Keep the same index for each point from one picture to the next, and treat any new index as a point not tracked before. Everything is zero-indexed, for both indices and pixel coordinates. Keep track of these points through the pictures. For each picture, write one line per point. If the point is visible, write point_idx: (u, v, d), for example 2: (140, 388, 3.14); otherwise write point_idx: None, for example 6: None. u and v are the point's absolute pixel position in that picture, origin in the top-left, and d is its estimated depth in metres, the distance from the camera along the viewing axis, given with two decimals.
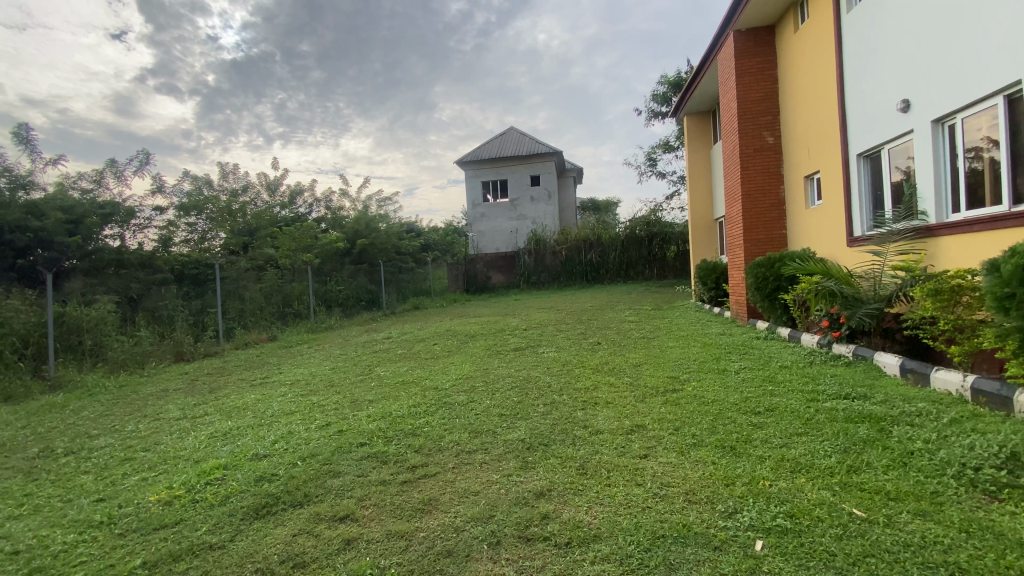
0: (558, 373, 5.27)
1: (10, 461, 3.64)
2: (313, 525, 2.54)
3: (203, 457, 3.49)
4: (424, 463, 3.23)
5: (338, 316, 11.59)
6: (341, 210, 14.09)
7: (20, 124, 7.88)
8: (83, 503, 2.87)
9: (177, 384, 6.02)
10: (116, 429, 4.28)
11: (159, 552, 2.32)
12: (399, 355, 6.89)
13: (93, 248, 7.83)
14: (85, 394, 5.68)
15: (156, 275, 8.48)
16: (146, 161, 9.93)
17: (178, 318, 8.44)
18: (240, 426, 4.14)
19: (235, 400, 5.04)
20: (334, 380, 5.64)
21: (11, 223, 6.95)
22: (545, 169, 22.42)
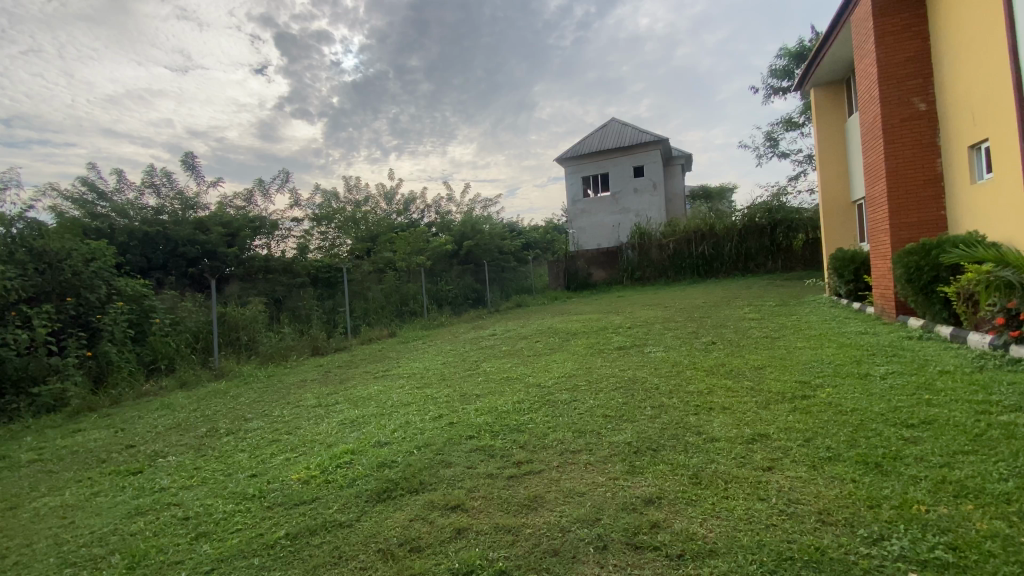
0: (667, 375, 5.00)
1: (187, 437, 4.38)
2: (428, 512, 2.69)
3: (334, 442, 3.89)
4: (529, 460, 3.26)
5: (448, 314, 12.18)
6: (449, 213, 14.84)
7: (189, 154, 9.46)
8: (240, 477, 3.35)
9: (313, 375, 6.78)
10: (266, 414, 4.95)
11: (298, 525, 2.62)
12: (504, 352, 7.06)
13: (247, 256, 9.34)
14: (242, 382, 6.63)
15: (296, 279, 9.66)
16: (285, 179, 11.32)
17: (314, 316, 9.46)
18: (365, 414, 4.54)
19: (361, 390, 5.55)
20: (445, 375, 5.95)
21: (184, 238, 8.62)
22: (649, 158, 21.49)
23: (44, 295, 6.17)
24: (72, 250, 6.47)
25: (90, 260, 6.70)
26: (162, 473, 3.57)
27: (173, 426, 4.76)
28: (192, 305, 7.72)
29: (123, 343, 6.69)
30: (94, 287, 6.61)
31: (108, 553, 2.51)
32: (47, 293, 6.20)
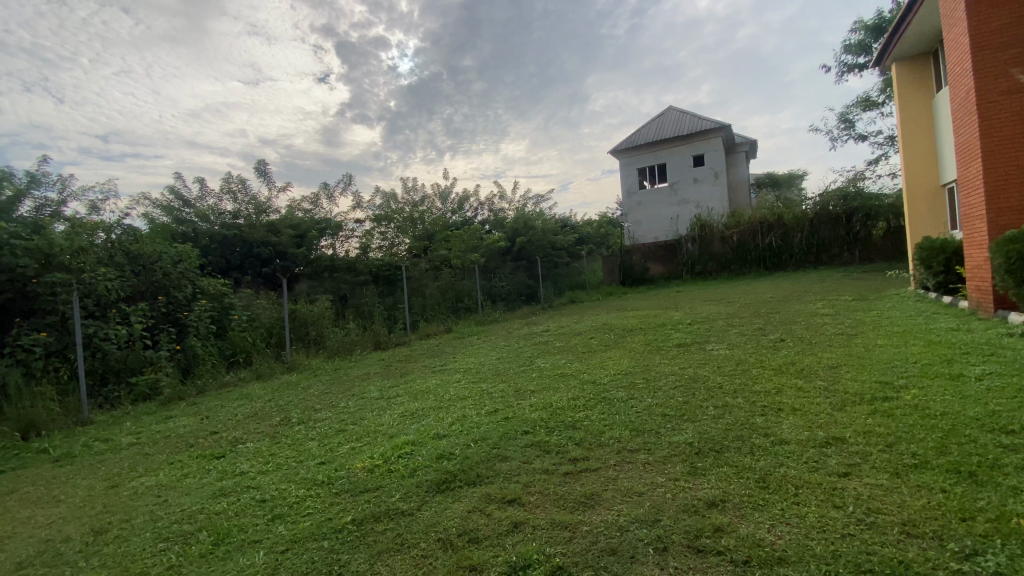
0: (730, 373, 4.79)
1: (263, 425, 4.70)
2: (485, 505, 2.74)
3: (395, 433, 4.04)
4: (585, 457, 3.23)
5: (502, 310, 12.26)
6: (502, 210, 14.95)
7: (261, 162, 10.13)
8: (310, 464, 3.55)
9: (375, 369, 7.07)
10: (333, 404, 5.22)
11: (364, 512, 2.74)
12: (558, 348, 7.04)
13: (314, 256, 9.87)
14: (312, 375, 7.03)
15: (359, 277, 10.10)
16: (348, 182, 11.86)
17: (376, 312, 9.83)
18: (424, 407, 4.68)
19: (420, 384, 5.73)
20: (500, 370, 6.01)
21: (258, 240, 9.26)
22: (709, 147, 20.61)
23: (140, 294, 6.86)
24: (162, 253, 7.14)
25: (177, 261, 7.37)
26: (241, 458, 3.86)
27: (251, 414, 5.13)
28: (266, 302, 8.26)
29: (207, 337, 7.28)
30: (181, 286, 7.27)
31: (196, 530, 2.75)
32: (142, 292, 6.88)
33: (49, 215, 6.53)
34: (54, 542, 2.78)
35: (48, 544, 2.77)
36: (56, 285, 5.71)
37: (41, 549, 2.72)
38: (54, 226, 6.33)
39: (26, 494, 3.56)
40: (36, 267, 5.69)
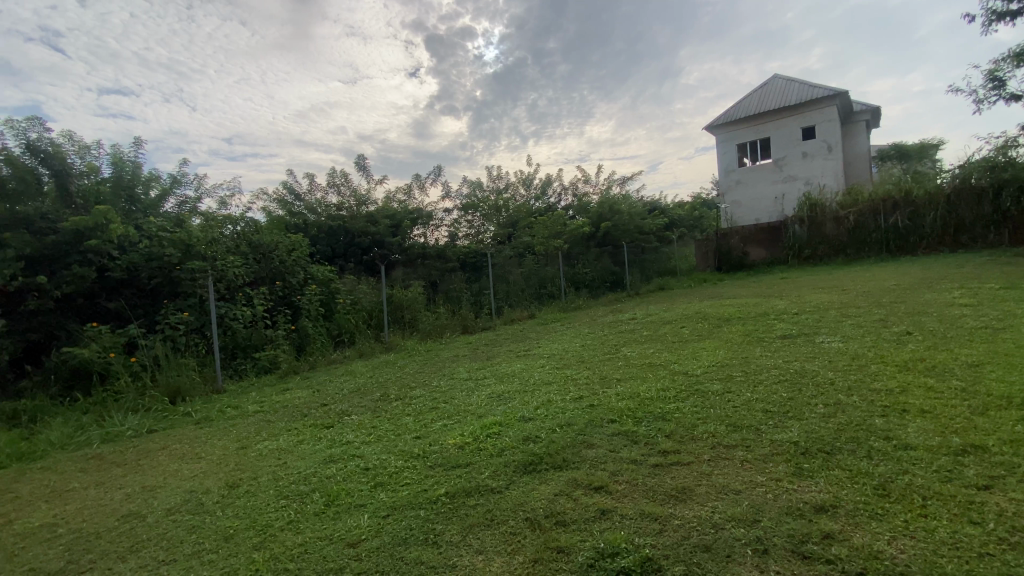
0: (844, 369, 4.34)
1: (365, 400, 5.11)
2: (573, 489, 2.75)
3: (483, 413, 4.18)
4: (676, 450, 3.12)
5: (586, 297, 12.07)
6: (587, 195, 14.67)
7: (360, 157, 10.86)
8: (407, 438, 3.79)
9: (463, 351, 7.34)
10: (426, 383, 5.53)
11: (456, 486, 2.88)
12: (646, 336, 6.83)
13: (408, 244, 10.46)
14: (406, 355, 7.46)
15: (448, 264, 10.52)
16: (437, 173, 12.35)
17: (463, 298, 10.17)
18: (511, 390, 4.79)
19: (507, 367, 5.87)
20: (585, 357, 5.97)
21: (359, 229, 9.99)
22: (821, 117, 18.62)
23: (261, 279, 7.70)
24: (278, 243, 7.95)
25: (291, 250, 8.17)
26: (347, 429, 4.22)
27: (355, 389, 5.60)
28: (366, 287, 8.90)
29: (317, 319, 8.01)
30: (294, 272, 8.05)
31: (311, 491, 3.06)
32: (263, 277, 7.72)
33: (188, 210, 7.55)
34: (198, 491, 3.25)
35: (195, 493, 3.24)
36: (194, 271, 6.67)
37: (189, 496, 3.19)
38: (192, 220, 7.31)
39: (177, 449, 4.18)
40: (178, 255, 6.62)
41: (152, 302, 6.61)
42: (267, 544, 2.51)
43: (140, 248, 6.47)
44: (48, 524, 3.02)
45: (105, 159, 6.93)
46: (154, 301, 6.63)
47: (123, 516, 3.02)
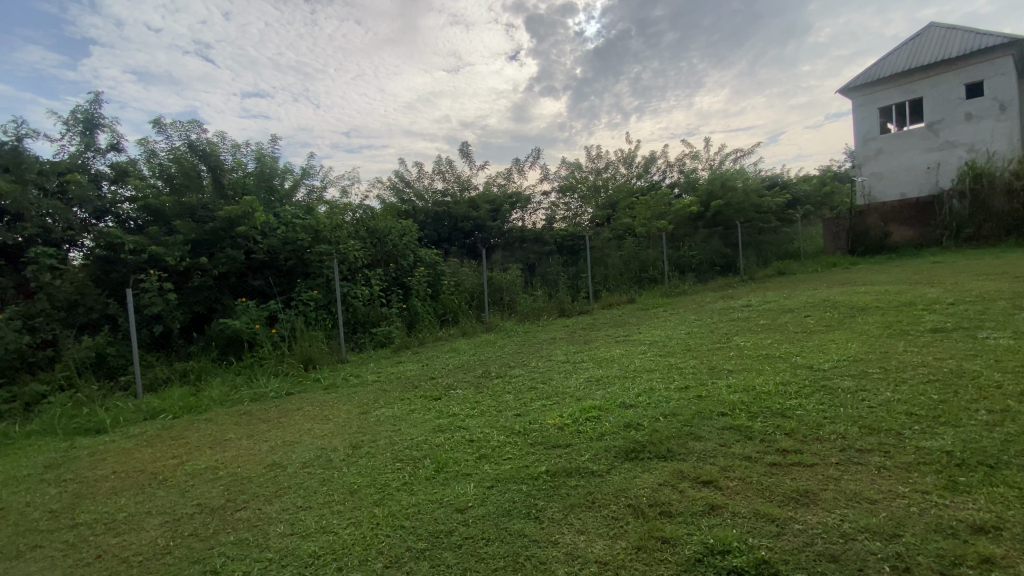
0: (1016, 371, 3.64)
1: (469, 375, 5.36)
2: (677, 480, 2.65)
3: (582, 396, 4.17)
4: (796, 450, 2.86)
5: (692, 281, 11.32)
6: (695, 171, 13.72)
7: (463, 143, 11.29)
8: (508, 415, 3.91)
9: (561, 334, 7.35)
10: (525, 364, 5.64)
11: (557, 466, 2.92)
12: (761, 325, 6.30)
13: (506, 229, 10.83)
14: (505, 336, 7.66)
15: (546, 248, 10.57)
16: (536, 156, 12.40)
17: (561, 281, 10.13)
18: (612, 375, 4.72)
19: (606, 351, 5.79)
20: (691, 345, 5.67)
21: (462, 214, 10.46)
22: (993, 70, 15.50)
23: (376, 262, 8.35)
24: (391, 229, 8.51)
25: (402, 235, 8.73)
26: (453, 402, 4.46)
27: (459, 365, 5.90)
28: (468, 270, 9.26)
29: (424, 299, 8.50)
30: (405, 255, 8.62)
31: (421, 457, 3.30)
32: (378, 259, 8.37)
33: (315, 199, 8.40)
34: (327, 449, 3.66)
35: (324, 450, 3.65)
36: (321, 254, 7.44)
37: (320, 453, 3.60)
38: (319, 208, 8.11)
39: (310, 411, 4.73)
40: (308, 239, 7.42)
41: (287, 281, 7.48)
42: (386, 501, 2.75)
43: (277, 233, 7.33)
44: (212, 466, 3.60)
45: (249, 155, 7.91)
46: (289, 280, 7.50)
47: (268, 465, 3.50)
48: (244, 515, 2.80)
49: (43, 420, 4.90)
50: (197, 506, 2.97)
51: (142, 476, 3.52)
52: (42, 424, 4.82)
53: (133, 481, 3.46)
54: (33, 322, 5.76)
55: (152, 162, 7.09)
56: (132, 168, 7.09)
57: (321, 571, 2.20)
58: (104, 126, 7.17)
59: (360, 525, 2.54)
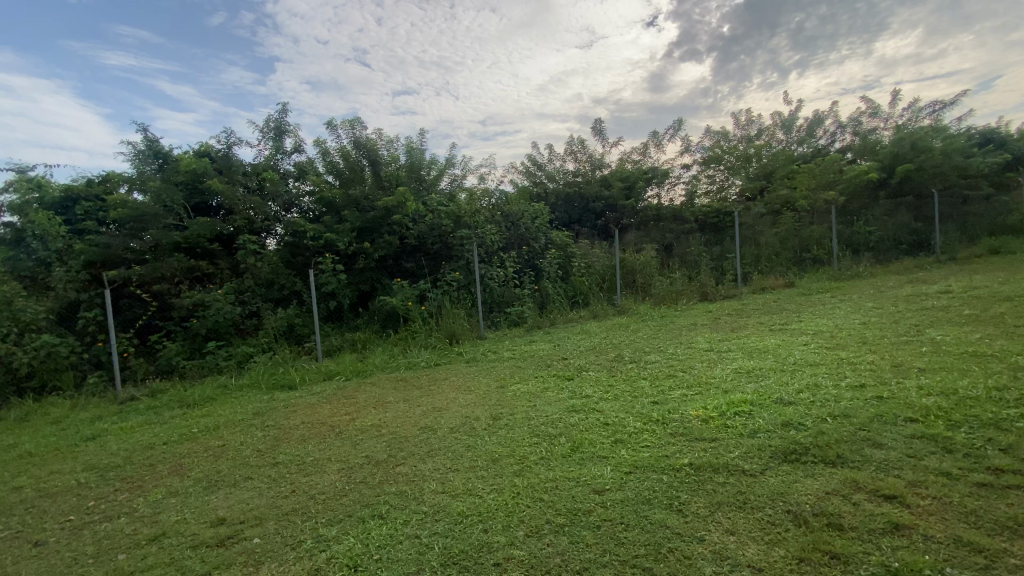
0: None
1: (601, 359, 5.30)
2: (849, 491, 2.32)
3: (730, 389, 3.85)
4: (1017, 470, 2.30)
5: (868, 261, 9.63)
6: (873, 131, 11.61)
7: (597, 120, 11.10)
8: (645, 402, 3.78)
9: (703, 320, 6.87)
10: (662, 350, 5.40)
11: (701, 459, 2.75)
12: (965, 317, 5.14)
13: (641, 207, 10.46)
14: (640, 320, 7.41)
15: (685, 227, 10.10)
16: (676, 127, 11.66)
17: (703, 262, 9.41)
18: (764, 367, 4.28)
19: (756, 341, 5.27)
20: (866, 337, 4.88)
21: (594, 194, 10.36)
22: None
23: (510, 244, 8.64)
24: (525, 212, 8.69)
25: (535, 218, 8.87)
26: (586, 384, 4.44)
27: (591, 347, 5.87)
28: (600, 252, 9.16)
29: (556, 280, 8.58)
30: (538, 238, 8.76)
31: (558, 435, 3.36)
32: (512, 242, 8.65)
33: (457, 185, 8.95)
34: (471, 418, 3.92)
35: (468, 419, 3.92)
36: (462, 237, 7.97)
37: (464, 421, 3.88)
38: (460, 195, 8.64)
39: (454, 382, 5.12)
40: (451, 225, 8.00)
41: (433, 263, 8.12)
42: (525, 474, 2.86)
43: (425, 220, 8.00)
44: (376, 424, 4.10)
45: (401, 149, 8.67)
46: (434, 262, 8.14)
47: (421, 427, 3.87)
48: (402, 470, 3.15)
49: (252, 375, 6.04)
50: (364, 458, 3.42)
51: (323, 428, 4.16)
52: (252, 379, 5.95)
53: (316, 432, 4.09)
54: (243, 296, 7.09)
55: (326, 160, 8.20)
56: (310, 166, 8.26)
57: (469, 530, 2.38)
58: (289, 132, 8.45)
59: (502, 493, 2.68)
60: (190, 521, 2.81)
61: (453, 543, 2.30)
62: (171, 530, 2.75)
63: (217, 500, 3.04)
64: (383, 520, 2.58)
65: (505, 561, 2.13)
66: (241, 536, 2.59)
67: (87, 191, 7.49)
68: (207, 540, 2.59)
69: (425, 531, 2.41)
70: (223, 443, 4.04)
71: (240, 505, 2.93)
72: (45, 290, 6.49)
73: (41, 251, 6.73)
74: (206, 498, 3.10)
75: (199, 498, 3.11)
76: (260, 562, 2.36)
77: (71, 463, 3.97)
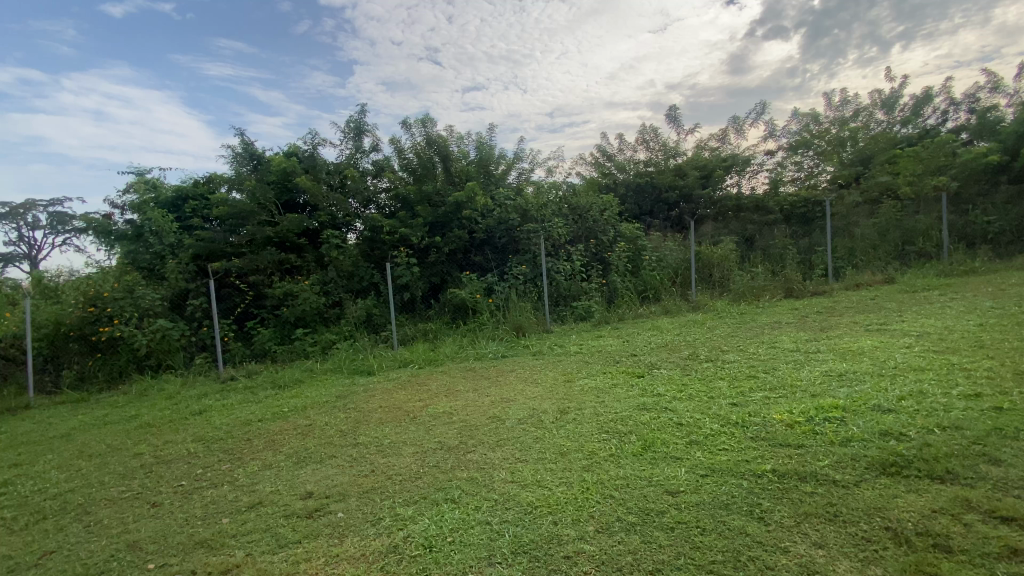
0: None
1: (674, 356, 5.11)
2: (960, 510, 2.08)
3: (820, 393, 3.57)
4: None
5: (986, 255, 8.51)
6: (996, 107, 10.21)
7: (671, 107, 10.68)
8: (723, 403, 3.61)
9: (788, 318, 6.42)
10: (740, 348, 5.12)
11: (786, 466, 2.58)
12: None
13: (719, 197, 9.97)
14: (717, 316, 7.07)
15: (768, 218, 9.53)
16: (759, 111, 10.95)
17: (787, 256, 8.79)
18: (858, 370, 3.94)
19: (849, 342, 4.85)
20: (984, 340, 4.33)
21: (667, 184, 9.98)
22: None
23: (578, 238, 8.55)
24: (593, 204, 8.55)
25: (603, 210, 8.71)
26: (658, 382, 4.31)
27: (664, 344, 5.69)
28: (673, 245, 8.83)
29: (626, 275, 8.38)
30: (607, 231, 8.61)
31: (628, 432, 3.29)
32: (579, 236, 8.55)
33: (525, 179, 8.98)
34: (539, 410, 3.95)
35: (536, 411, 3.95)
36: (529, 231, 8.00)
37: (532, 413, 3.91)
38: (528, 188, 8.66)
39: (522, 374, 5.18)
40: (518, 219, 8.05)
41: (501, 256, 8.23)
42: (595, 469, 2.84)
43: (493, 214, 8.13)
44: (447, 411, 4.24)
45: (471, 144, 8.83)
46: (502, 256, 8.24)
47: (490, 417, 3.96)
48: (474, 457, 3.24)
49: (334, 361, 6.46)
50: (437, 443, 3.55)
51: (398, 413, 4.37)
52: (334, 364, 6.36)
53: (392, 416, 4.31)
54: (326, 287, 7.59)
55: (400, 157, 8.54)
56: (386, 164, 8.62)
57: (539, 520, 2.40)
58: (367, 132, 8.87)
59: (571, 486, 2.68)
60: (283, 492, 3.07)
61: (523, 532, 2.33)
62: (267, 499, 3.01)
63: (306, 475, 3.30)
64: (455, 504, 2.67)
65: (575, 554, 2.13)
66: (327, 509, 2.79)
67: (194, 191, 8.32)
68: (297, 511, 2.81)
69: (496, 519, 2.47)
70: (310, 423, 4.36)
71: (324, 481, 3.16)
72: (160, 280, 7.33)
73: (157, 245, 7.59)
74: (296, 472, 3.37)
75: (290, 472, 3.39)
76: (344, 535, 2.52)
77: (182, 434, 4.47)
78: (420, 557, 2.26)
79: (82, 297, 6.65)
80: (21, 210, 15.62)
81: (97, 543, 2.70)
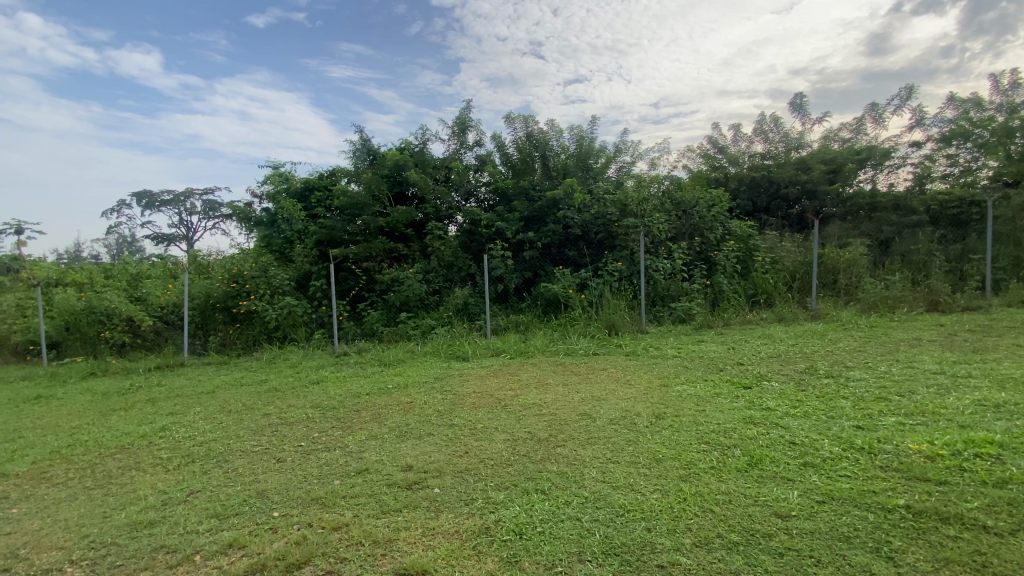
0: None
1: (788, 369, 4.69)
2: None
3: (970, 424, 3.07)
4: None
5: None
6: None
7: (796, 96, 9.74)
8: (845, 424, 3.25)
9: (931, 335, 5.58)
10: (870, 366, 4.55)
11: (923, 503, 2.25)
12: None
13: (848, 194, 8.93)
14: (841, 328, 6.36)
15: (910, 218, 8.26)
16: (905, 96, 9.56)
17: (932, 263, 7.65)
18: (1023, 403, 3.31)
19: (1012, 368, 4.10)
20: None
21: (786, 179, 9.13)
22: None
23: (681, 234, 8.14)
24: (699, 199, 8.08)
25: (711, 205, 8.18)
26: (768, 395, 3.98)
27: (775, 354, 5.23)
28: (790, 246, 8.07)
29: (732, 276, 7.83)
30: (713, 228, 8.08)
31: (732, 445, 3.09)
32: (682, 233, 8.13)
33: (625, 173, 8.73)
34: (632, 413, 3.84)
35: (629, 413, 3.85)
36: (627, 226, 7.78)
37: (625, 414, 3.81)
38: (628, 182, 8.42)
39: (615, 374, 5.06)
40: (617, 213, 7.86)
41: (597, 251, 8.09)
42: (693, 480, 2.70)
43: (591, 209, 8.02)
44: (538, 403, 4.28)
45: (571, 138, 8.77)
46: (598, 251, 8.09)
47: (581, 414, 3.93)
48: (564, 451, 3.24)
49: (433, 344, 6.83)
50: (527, 433, 3.61)
51: (490, 400, 4.49)
52: (432, 348, 6.72)
53: (485, 402, 4.46)
54: (429, 275, 8.02)
55: (502, 151, 8.72)
56: (488, 158, 8.85)
57: (632, 524, 2.34)
58: (471, 127, 9.17)
59: (668, 494, 2.58)
60: (386, 463, 3.31)
61: (615, 534, 2.29)
62: (372, 467, 3.27)
63: (405, 448, 3.54)
64: (545, 495, 2.70)
65: (670, 565, 2.05)
66: (425, 483, 2.96)
67: (319, 183, 9.21)
68: (398, 481, 3.02)
69: (587, 516, 2.45)
70: (411, 400, 4.67)
71: (423, 456, 3.35)
72: (289, 262, 8.25)
73: (288, 231, 8.55)
74: (397, 445, 3.61)
75: (393, 444, 3.64)
76: (440, 509, 2.67)
77: (303, 400, 5.00)
78: (510, 542, 2.32)
79: (226, 273, 7.69)
80: (183, 198, 18.42)
81: (233, 488, 3.12)
